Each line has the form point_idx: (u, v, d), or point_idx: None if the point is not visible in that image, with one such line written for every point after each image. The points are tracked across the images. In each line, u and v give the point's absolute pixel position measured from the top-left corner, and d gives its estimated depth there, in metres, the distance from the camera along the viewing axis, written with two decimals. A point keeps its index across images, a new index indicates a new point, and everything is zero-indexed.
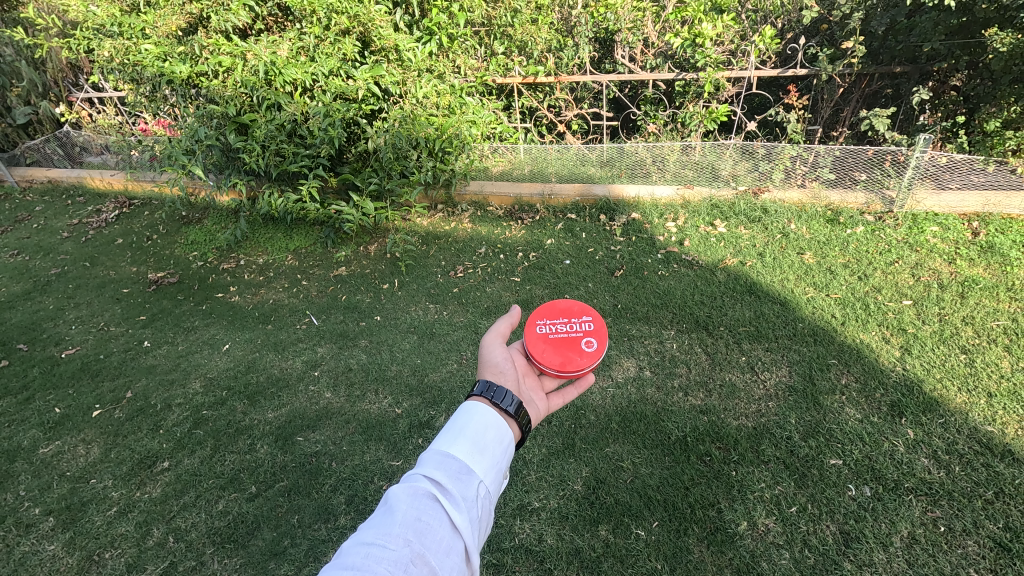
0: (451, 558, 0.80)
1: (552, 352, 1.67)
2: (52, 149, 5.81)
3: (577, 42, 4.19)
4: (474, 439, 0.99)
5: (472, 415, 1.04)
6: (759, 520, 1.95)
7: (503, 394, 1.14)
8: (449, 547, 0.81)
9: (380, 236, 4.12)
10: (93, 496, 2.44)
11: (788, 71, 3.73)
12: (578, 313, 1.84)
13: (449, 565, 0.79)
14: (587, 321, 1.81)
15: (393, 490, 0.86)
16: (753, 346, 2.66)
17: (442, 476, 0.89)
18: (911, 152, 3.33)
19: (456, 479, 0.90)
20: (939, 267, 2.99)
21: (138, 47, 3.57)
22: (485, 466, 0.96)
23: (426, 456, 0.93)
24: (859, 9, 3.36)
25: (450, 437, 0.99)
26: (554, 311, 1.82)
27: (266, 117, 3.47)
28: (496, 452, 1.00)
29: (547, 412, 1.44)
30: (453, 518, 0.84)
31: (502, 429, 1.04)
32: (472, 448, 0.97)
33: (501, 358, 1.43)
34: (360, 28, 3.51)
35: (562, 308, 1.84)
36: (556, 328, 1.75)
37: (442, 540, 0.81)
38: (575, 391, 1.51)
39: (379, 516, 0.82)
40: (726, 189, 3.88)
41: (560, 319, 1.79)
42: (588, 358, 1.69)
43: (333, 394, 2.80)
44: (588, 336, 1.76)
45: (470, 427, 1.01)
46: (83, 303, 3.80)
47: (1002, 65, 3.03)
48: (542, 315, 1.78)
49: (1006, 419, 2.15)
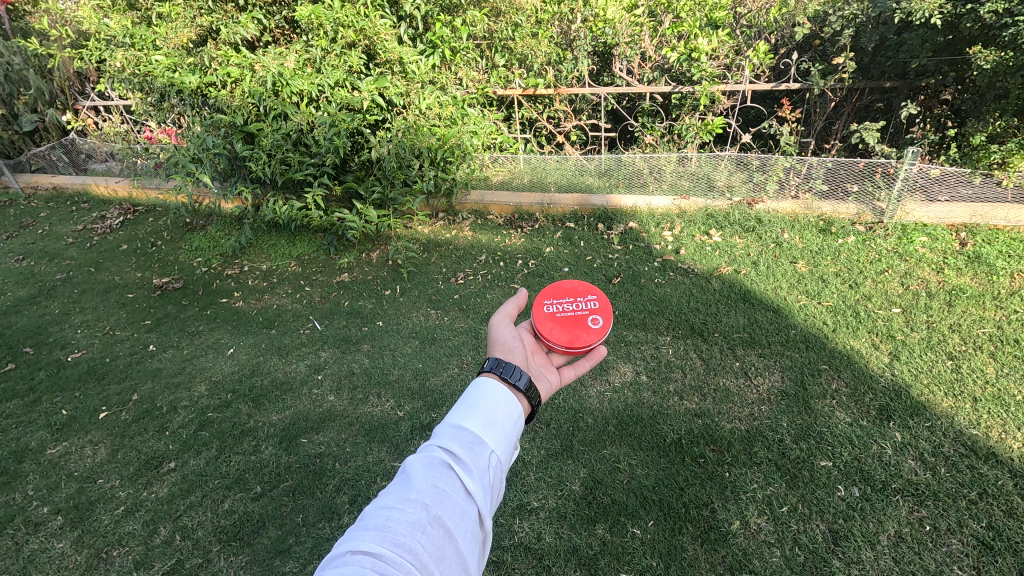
0: (465, 521, 0.82)
1: (560, 329, 1.72)
2: (57, 156, 5.88)
3: (577, 55, 4.28)
4: (486, 413, 1.00)
5: (483, 391, 1.05)
6: (751, 519, 2.01)
7: (513, 370, 1.19)
8: (464, 511, 0.83)
9: (382, 243, 4.20)
10: (100, 496, 2.49)
11: (781, 85, 3.83)
12: (585, 292, 1.90)
13: (464, 528, 0.81)
14: (593, 300, 1.87)
15: (410, 461, 0.89)
16: (746, 352, 2.74)
17: (456, 447, 0.91)
18: (900, 165, 3.41)
19: (470, 450, 0.92)
20: (927, 276, 3.07)
21: (149, 57, 3.66)
22: (496, 438, 0.98)
23: (440, 429, 0.95)
24: (849, 27, 3.50)
25: (463, 411, 1.01)
26: (562, 290, 1.88)
27: (272, 126, 3.56)
28: (507, 426, 1.02)
29: (560, 384, 1.48)
30: (468, 485, 0.86)
31: (511, 404, 1.05)
32: (484, 421, 0.99)
33: (511, 336, 1.47)
34: (366, 41, 3.61)
35: (568, 288, 1.89)
36: (564, 307, 1.81)
37: (457, 504, 0.83)
38: (588, 363, 1.57)
39: (396, 485, 0.85)
40: (721, 199, 3.97)
41: (567, 298, 1.84)
42: (595, 333, 1.73)
43: (336, 397, 2.86)
44: (595, 313, 1.81)
45: (481, 402, 1.03)
46: (88, 307, 3.85)
47: (987, 82, 3.13)
48: (549, 295, 1.83)
49: (990, 423, 2.23)
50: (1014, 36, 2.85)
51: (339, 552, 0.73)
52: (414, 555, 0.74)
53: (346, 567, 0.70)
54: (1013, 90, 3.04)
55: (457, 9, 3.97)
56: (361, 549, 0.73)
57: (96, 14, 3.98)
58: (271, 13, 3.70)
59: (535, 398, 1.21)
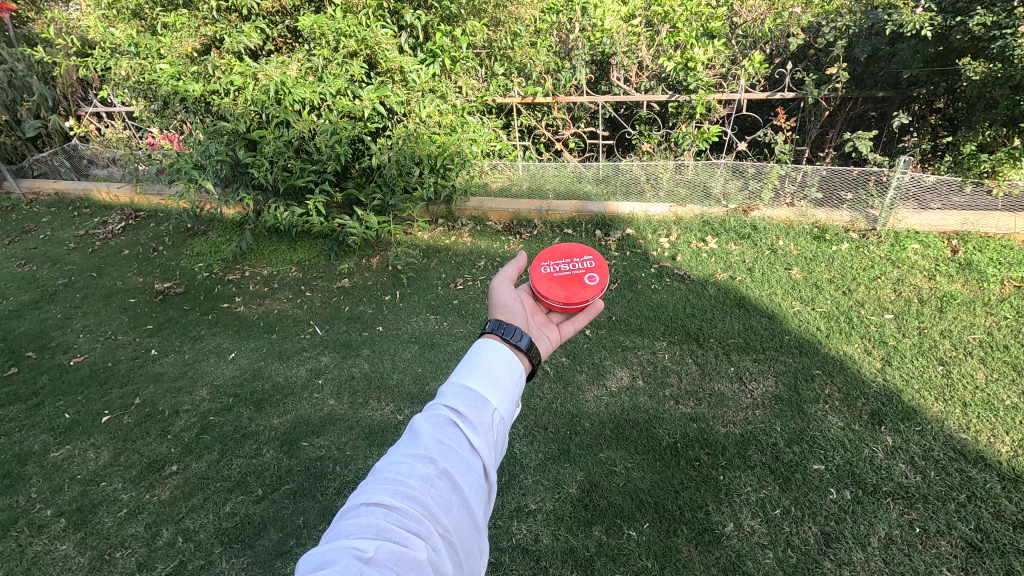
0: (472, 474, 0.84)
1: (558, 287, 1.77)
2: (60, 162, 5.93)
3: (575, 64, 4.37)
4: (489, 372, 1.00)
5: (485, 351, 1.05)
6: (744, 521, 2.05)
7: (514, 331, 1.19)
8: (471, 465, 0.84)
9: (382, 249, 4.24)
10: (103, 499, 2.51)
11: (776, 95, 3.89)
12: (581, 252, 1.96)
13: (471, 481, 0.83)
14: (589, 260, 1.93)
15: (417, 419, 0.90)
16: (741, 357, 2.78)
17: (460, 405, 0.92)
18: (893, 173, 3.46)
19: (474, 407, 0.93)
20: (919, 283, 3.12)
21: (154, 66, 3.71)
22: (500, 396, 0.98)
23: (444, 388, 0.96)
24: (842, 38, 3.55)
25: (466, 370, 1.00)
26: (559, 252, 1.94)
27: (274, 134, 3.62)
28: (511, 384, 1.01)
29: (559, 340, 1.52)
30: (473, 440, 0.87)
31: (512, 363, 1.04)
32: (488, 380, 0.98)
33: (513, 298, 1.48)
34: (367, 50, 3.67)
35: (564, 250, 1.96)
36: (561, 267, 1.87)
37: (463, 459, 0.84)
38: (585, 319, 1.61)
39: (404, 442, 0.87)
40: (717, 206, 4.02)
41: (564, 259, 1.91)
42: (591, 290, 1.79)
43: (337, 401, 2.89)
44: (590, 271, 1.87)
45: (484, 361, 1.02)
46: (91, 312, 3.89)
47: (977, 92, 3.18)
48: (546, 257, 1.89)
49: (979, 427, 2.27)
50: (1002, 48, 2.90)
51: (353, 505, 0.77)
52: (423, 506, 0.76)
53: (360, 519, 0.74)
54: (1002, 100, 3.10)
55: (457, 19, 4.03)
56: (374, 501, 0.76)
57: (101, 23, 4.03)
58: (274, 22, 3.77)
59: (536, 357, 1.21)
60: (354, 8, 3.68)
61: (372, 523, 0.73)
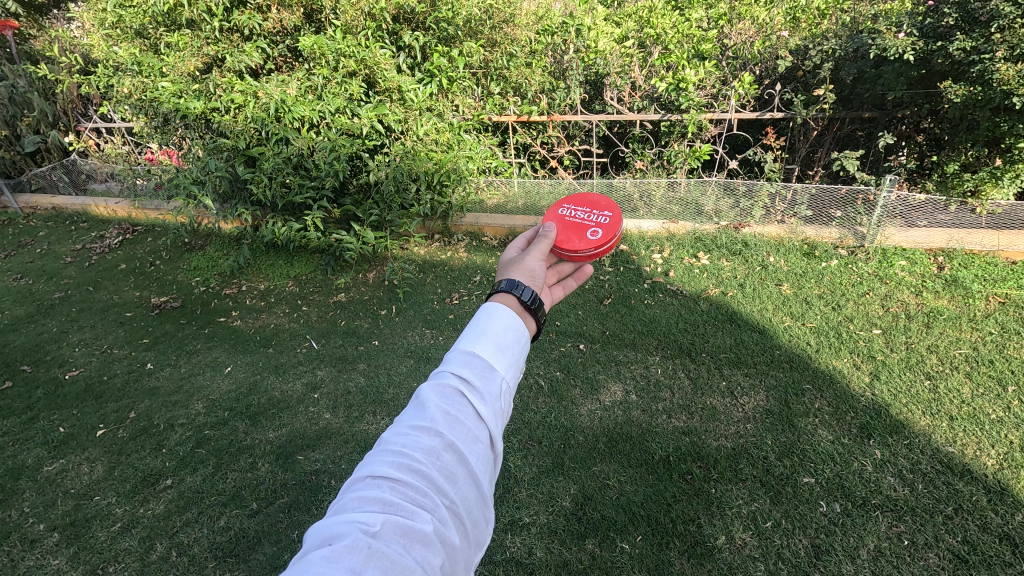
0: (478, 445, 0.85)
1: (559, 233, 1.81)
2: (58, 176, 5.97)
3: (569, 84, 4.46)
4: (495, 337, 0.98)
5: (493, 314, 1.01)
6: (736, 534, 2.07)
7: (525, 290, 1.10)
8: (476, 436, 0.85)
9: (379, 264, 4.28)
10: (96, 513, 2.51)
11: (766, 115, 3.99)
12: (608, 208, 1.93)
13: (477, 451, 0.84)
14: (607, 215, 1.88)
15: (422, 389, 0.90)
16: (733, 371, 2.82)
17: (467, 374, 0.91)
18: (879, 192, 3.55)
19: (480, 376, 0.92)
20: (906, 299, 3.18)
21: (156, 84, 3.78)
22: (507, 363, 0.96)
23: (450, 355, 0.95)
24: (829, 60, 3.70)
25: (473, 335, 0.98)
26: (588, 201, 1.96)
27: (274, 150, 3.69)
28: (517, 351, 0.99)
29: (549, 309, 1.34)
30: (479, 411, 0.88)
31: (518, 328, 1.01)
32: (495, 348, 0.96)
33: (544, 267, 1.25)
34: (366, 70, 3.76)
35: (590, 202, 1.96)
36: (574, 214, 1.90)
37: (468, 430, 0.85)
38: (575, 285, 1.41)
39: (411, 413, 0.88)
40: (709, 223, 4.10)
41: (584, 209, 1.92)
42: (588, 244, 1.76)
43: (332, 415, 2.91)
44: (598, 226, 1.83)
45: (490, 325, 0.99)
46: (86, 326, 3.90)
47: (958, 114, 3.28)
48: (570, 202, 1.96)
49: (965, 440, 2.31)
50: (982, 72, 3.00)
51: (361, 477, 0.79)
52: (428, 479, 0.79)
53: (366, 492, 0.76)
54: (983, 121, 3.19)
55: (454, 40, 4.13)
56: (380, 474, 0.79)
57: (104, 42, 4.11)
58: (275, 42, 3.86)
59: (543, 318, 1.12)
60: (354, 29, 3.80)
61: (379, 497, 0.75)
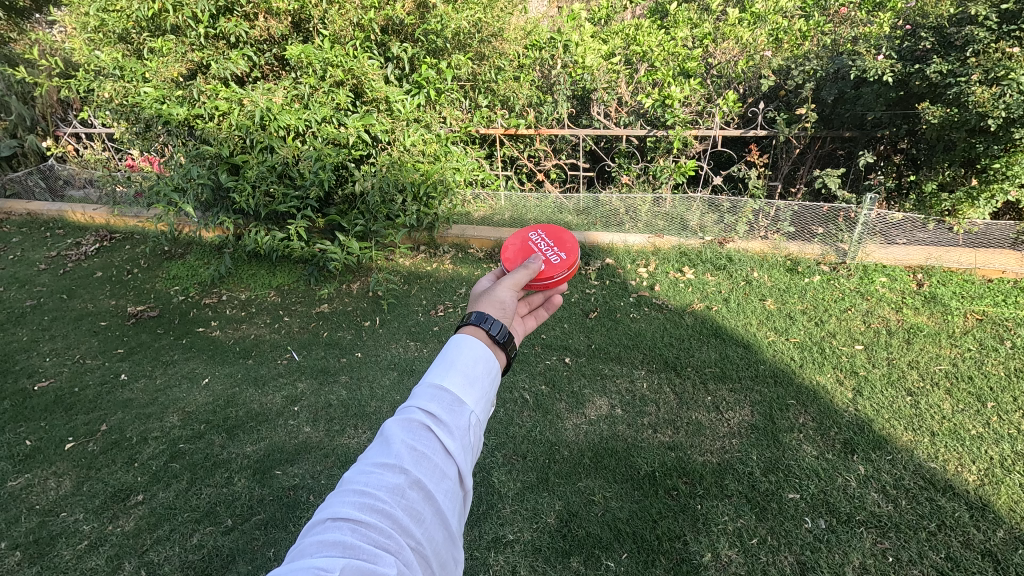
0: (445, 482, 0.87)
1: (509, 253, 1.86)
2: (34, 181, 5.85)
3: (556, 99, 4.53)
4: (465, 370, 1.00)
5: (462, 346, 1.04)
6: (722, 551, 2.05)
7: (495, 322, 1.14)
8: (444, 473, 0.88)
9: (363, 274, 4.23)
10: (62, 530, 2.41)
11: (749, 133, 4.05)
12: (573, 250, 1.85)
13: (444, 489, 0.86)
14: (562, 255, 1.80)
15: (389, 424, 0.92)
16: (718, 386, 2.82)
17: (435, 408, 0.94)
18: (860, 210, 3.60)
19: (448, 410, 0.94)
20: (887, 315, 3.22)
21: (138, 89, 3.73)
22: (476, 396, 0.99)
23: (419, 389, 0.97)
24: (810, 80, 3.75)
25: (441, 368, 1.00)
26: (556, 233, 1.92)
27: (258, 159, 3.65)
28: (486, 383, 1.02)
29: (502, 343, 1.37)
30: (447, 446, 0.90)
31: (488, 359, 1.05)
32: (463, 381, 0.99)
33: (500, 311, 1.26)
34: (354, 80, 3.76)
35: (561, 239, 1.89)
36: (536, 242, 1.89)
37: (435, 466, 0.88)
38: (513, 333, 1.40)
39: (376, 450, 0.89)
40: (694, 238, 4.13)
41: (548, 241, 1.88)
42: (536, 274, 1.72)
43: (313, 429, 2.84)
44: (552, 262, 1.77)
45: (460, 358, 1.03)
46: (58, 335, 3.78)
47: (936, 134, 3.34)
48: (544, 233, 1.92)
49: (947, 456, 2.32)
50: (958, 94, 3.08)
51: (320, 519, 0.79)
52: (392, 520, 0.79)
53: (327, 535, 0.76)
54: (959, 142, 3.27)
55: (442, 52, 4.14)
56: (341, 516, 0.78)
57: (86, 46, 4.04)
58: (262, 51, 3.84)
59: (513, 350, 1.16)
60: (342, 39, 3.79)
61: (340, 539, 0.75)
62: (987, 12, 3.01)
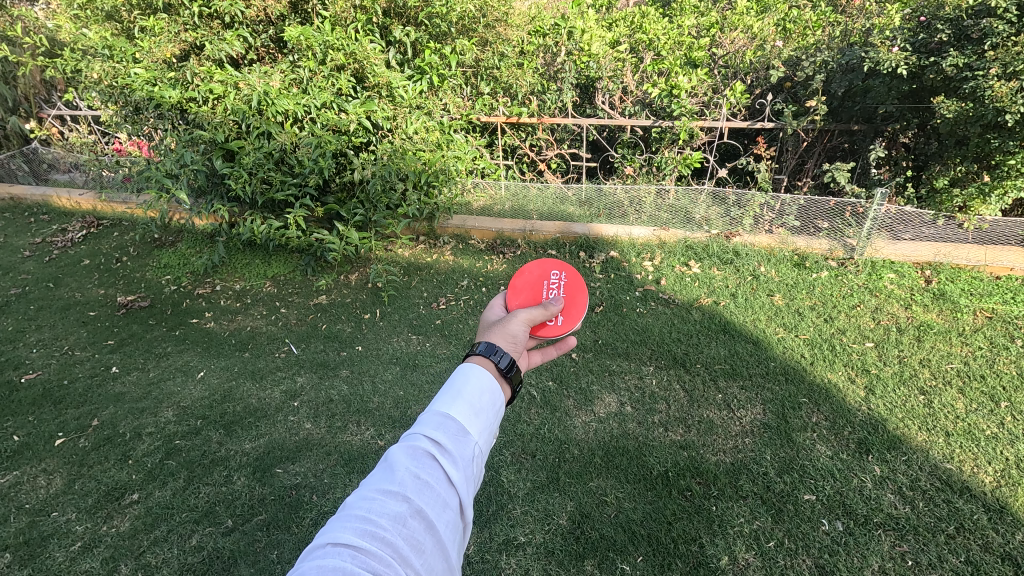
0: (447, 512, 0.84)
1: (520, 281, 1.79)
2: (17, 165, 5.64)
3: (561, 86, 4.36)
4: (471, 400, 0.99)
5: (469, 375, 1.04)
6: (739, 555, 2.02)
7: (501, 352, 1.14)
8: (446, 502, 0.84)
9: (361, 265, 4.13)
10: (54, 531, 2.32)
11: (756, 125, 3.95)
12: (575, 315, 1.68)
13: (445, 520, 0.83)
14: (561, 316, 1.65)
15: (392, 450, 0.89)
16: (729, 383, 2.77)
17: (441, 436, 0.92)
18: (869, 205, 3.55)
19: (454, 440, 0.92)
20: (897, 312, 3.19)
21: (128, 70, 3.58)
22: (480, 427, 0.97)
23: (424, 416, 0.95)
24: (821, 72, 3.68)
25: (448, 397, 0.99)
26: (574, 290, 1.75)
27: (254, 144, 3.51)
28: (491, 415, 1.01)
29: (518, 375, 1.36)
30: (450, 475, 0.87)
31: (495, 391, 1.04)
32: (470, 411, 0.98)
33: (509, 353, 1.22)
34: (355, 64, 3.66)
35: (572, 296, 1.73)
36: (550, 284, 1.76)
37: (438, 495, 0.84)
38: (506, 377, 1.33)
39: (379, 474, 0.86)
40: (699, 231, 4.05)
41: (561, 291, 1.73)
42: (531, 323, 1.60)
43: (313, 425, 2.76)
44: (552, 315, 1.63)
45: (467, 387, 1.02)
46: (45, 326, 3.65)
47: (949, 129, 3.29)
48: (564, 279, 1.78)
49: (963, 457, 2.29)
50: (974, 89, 3.03)
51: (318, 544, 0.74)
52: (393, 548, 0.75)
53: (325, 559, 0.71)
54: (972, 137, 3.22)
55: (446, 37, 4.07)
56: (341, 542, 0.74)
57: (72, 24, 3.88)
58: (257, 32, 3.70)
59: (518, 383, 1.16)
60: (342, 21, 3.67)
61: (339, 565, 0.70)
62: (1007, 4, 2.94)
